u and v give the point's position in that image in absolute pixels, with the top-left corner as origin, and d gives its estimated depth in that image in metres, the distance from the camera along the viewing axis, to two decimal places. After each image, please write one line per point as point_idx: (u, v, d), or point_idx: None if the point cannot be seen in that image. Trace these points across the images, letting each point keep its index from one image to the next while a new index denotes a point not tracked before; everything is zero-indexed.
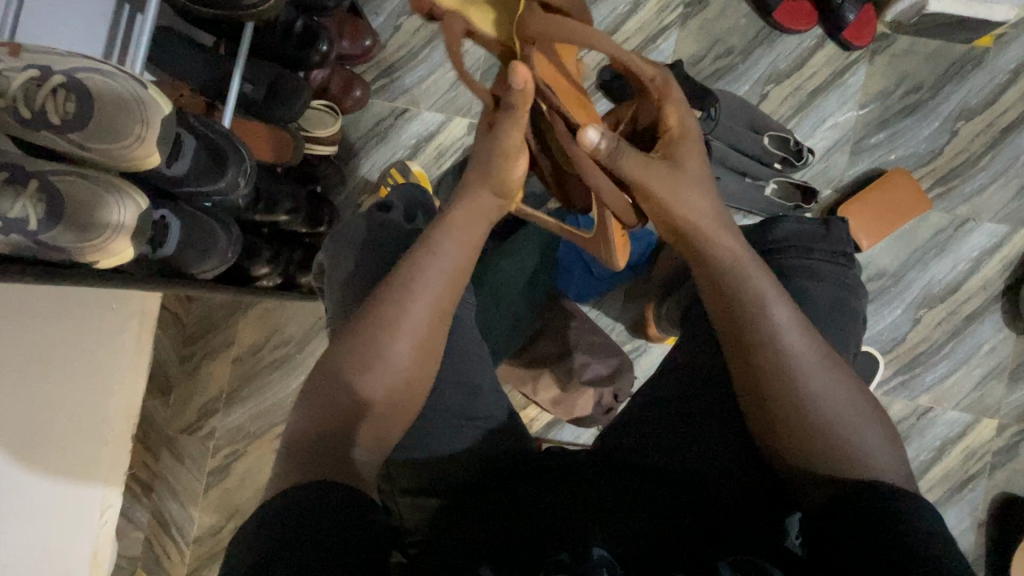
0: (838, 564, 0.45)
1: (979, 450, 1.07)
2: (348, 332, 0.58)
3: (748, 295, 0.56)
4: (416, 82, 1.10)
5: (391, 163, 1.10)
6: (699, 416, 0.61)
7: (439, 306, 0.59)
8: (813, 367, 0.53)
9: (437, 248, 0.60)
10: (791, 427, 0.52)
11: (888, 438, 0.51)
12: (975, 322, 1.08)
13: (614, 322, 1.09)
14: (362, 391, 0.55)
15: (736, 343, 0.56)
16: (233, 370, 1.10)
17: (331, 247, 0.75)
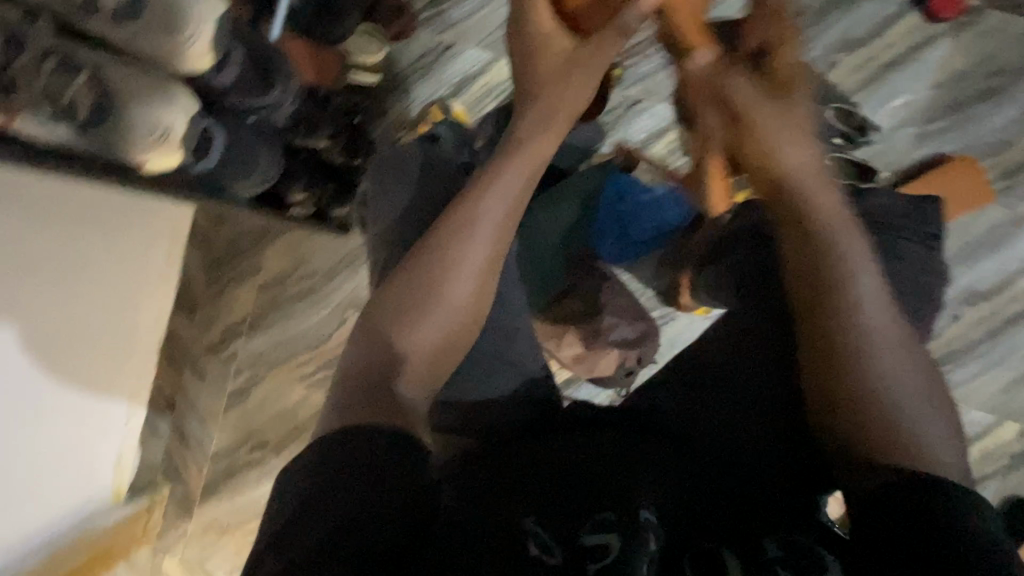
0: (881, 547, 0.45)
1: (996, 453, 1.05)
2: (405, 270, 0.57)
3: (836, 260, 0.55)
4: (465, 17, 1.05)
5: (432, 100, 1.05)
6: (746, 388, 0.60)
7: (498, 242, 0.58)
8: (888, 345, 0.52)
9: (496, 187, 0.58)
10: (854, 401, 0.51)
11: (954, 436, 0.50)
12: (1016, 325, 1.05)
13: (645, 288, 1.07)
14: (420, 331, 0.55)
15: (810, 310, 0.55)
16: (259, 296, 1.11)
17: (378, 177, 0.73)
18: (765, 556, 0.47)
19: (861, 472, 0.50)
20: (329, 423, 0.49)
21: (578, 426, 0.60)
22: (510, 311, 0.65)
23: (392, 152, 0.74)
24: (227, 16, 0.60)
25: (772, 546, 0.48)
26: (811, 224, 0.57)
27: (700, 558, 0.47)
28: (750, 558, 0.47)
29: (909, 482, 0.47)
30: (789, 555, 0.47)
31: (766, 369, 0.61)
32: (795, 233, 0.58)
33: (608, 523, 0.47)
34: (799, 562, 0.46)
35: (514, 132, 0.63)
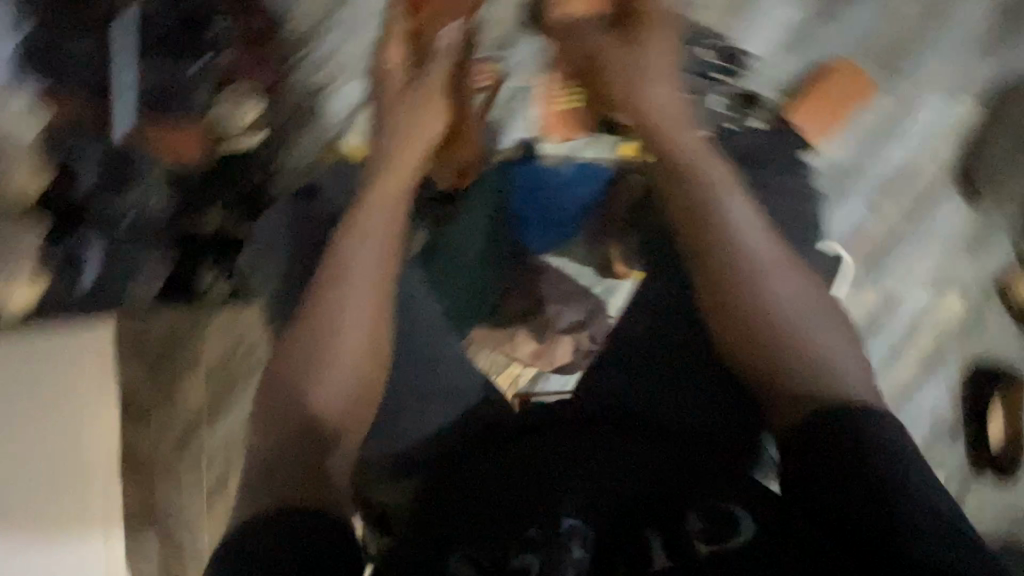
0: (804, 485, 0.55)
1: (948, 326, 1.11)
2: (291, 342, 0.65)
3: (712, 213, 0.66)
4: (332, 52, 1.03)
5: (322, 143, 1.02)
6: (677, 354, 0.68)
7: (374, 303, 0.66)
8: (773, 282, 0.62)
9: (353, 255, 0.68)
10: (754, 337, 0.62)
11: (843, 332, 0.61)
12: (933, 202, 1.09)
13: (581, 267, 1.06)
14: (319, 391, 0.63)
15: (700, 259, 0.65)
16: (209, 384, 1.06)
17: (262, 247, 0.80)
18: (687, 531, 0.55)
19: (778, 400, 0.60)
20: (253, 496, 0.57)
21: (532, 429, 0.66)
22: (415, 342, 0.70)
23: (270, 221, 0.80)
24: None
25: (693, 517, 0.56)
26: (691, 173, 0.69)
27: (632, 547, 0.55)
28: (673, 538, 0.55)
29: (816, 418, 0.56)
30: (709, 526, 0.55)
31: (681, 342, 0.68)
32: (677, 193, 0.69)
33: (535, 540, 0.55)
34: (718, 530, 0.54)
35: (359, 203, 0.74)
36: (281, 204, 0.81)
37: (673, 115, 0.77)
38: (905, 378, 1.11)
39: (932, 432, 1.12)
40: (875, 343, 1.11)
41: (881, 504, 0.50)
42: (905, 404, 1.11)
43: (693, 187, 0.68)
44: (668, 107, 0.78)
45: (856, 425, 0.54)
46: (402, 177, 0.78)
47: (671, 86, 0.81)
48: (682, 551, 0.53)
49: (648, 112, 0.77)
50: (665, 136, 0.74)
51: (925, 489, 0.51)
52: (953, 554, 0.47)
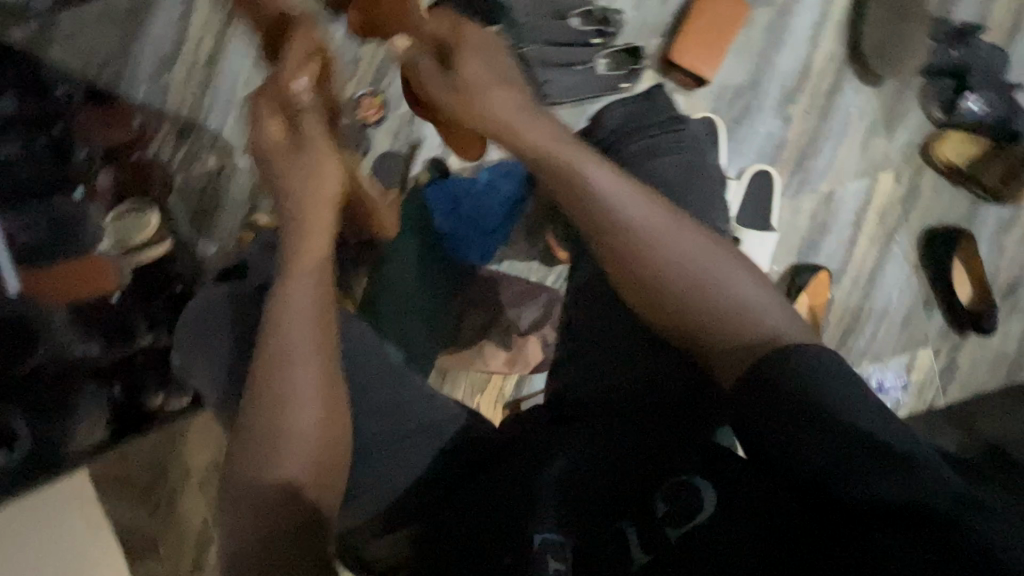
0: (764, 451, 0.44)
1: (889, 205, 1.13)
2: (242, 424, 0.51)
3: (570, 174, 0.53)
4: (217, 134, 1.01)
5: (239, 224, 1.02)
6: (611, 334, 0.59)
7: (326, 359, 0.53)
8: (664, 232, 0.51)
9: (294, 307, 0.54)
10: (662, 298, 0.51)
11: (758, 279, 0.51)
12: (837, 93, 1.11)
13: (529, 263, 1.06)
14: (282, 474, 0.49)
15: (596, 238, 0.53)
16: (206, 498, 0.94)
17: (186, 344, 0.63)
18: (654, 520, 0.46)
19: (714, 366, 0.49)
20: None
21: (501, 455, 0.57)
22: (380, 391, 0.60)
23: (196, 307, 0.64)
24: None
25: (658, 503, 0.47)
26: (537, 158, 0.55)
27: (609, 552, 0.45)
28: (645, 533, 0.45)
29: (751, 369, 0.46)
30: (674, 509, 0.46)
31: (617, 316, 0.59)
32: (547, 160, 0.54)
33: (514, 565, 0.44)
34: (683, 511, 0.46)
35: (281, 242, 0.59)
36: (213, 286, 0.66)
37: (510, 80, 0.58)
38: (864, 266, 1.13)
39: (903, 309, 1.14)
40: (828, 243, 1.12)
41: (856, 451, 0.40)
42: (871, 291, 1.13)
43: (555, 160, 0.54)
44: (487, 85, 0.57)
45: (801, 361, 0.44)
46: (319, 197, 0.61)
47: (497, 54, 0.59)
48: (654, 545, 0.44)
49: (477, 91, 0.58)
50: (485, 123, 0.57)
51: (907, 442, 0.41)
52: (947, 509, 0.36)
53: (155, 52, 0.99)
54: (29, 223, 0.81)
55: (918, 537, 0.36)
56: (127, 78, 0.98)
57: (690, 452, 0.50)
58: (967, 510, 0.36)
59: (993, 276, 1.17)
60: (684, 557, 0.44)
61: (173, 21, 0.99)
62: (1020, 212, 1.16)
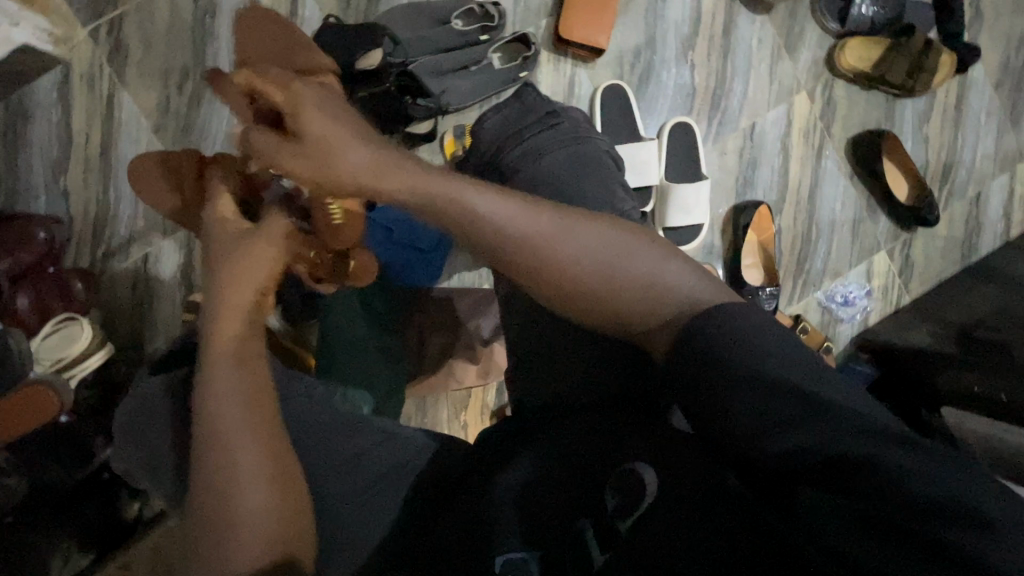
0: (698, 422, 0.44)
1: (810, 124, 1.14)
2: (191, 521, 0.48)
3: (450, 202, 0.51)
4: (131, 226, 0.98)
5: (178, 308, 0.99)
6: (545, 338, 0.60)
7: (267, 432, 0.51)
8: (561, 234, 0.50)
9: (221, 391, 0.51)
10: (577, 296, 0.50)
11: (666, 252, 0.51)
12: (733, 29, 1.11)
13: (476, 272, 1.06)
14: (238, 565, 0.46)
15: (497, 257, 0.51)
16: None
17: (122, 449, 0.60)
18: (606, 513, 0.44)
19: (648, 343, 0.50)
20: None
21: (460, 483, 0.56)
22: (335, 445, 0.58)
23: (125, 412, 0.61)
24: None
25: (608, 492, 0.45)
26: (413, 198, 0.52)
27: (570, 557, 0.43)
28: (599, 526, 0.44)
29: (675, 349, 0.46)
30: (622, 496, 0.44)
31: (547, 318, 0.60)
32: (424, 191, 0.51)
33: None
34: (632, 498, 0.44)
35: (205, 317, 0.55)
36: (139, 382, 0.63)
37: (352, 121, 0.55)
38: (802, 189, 1.14)
39: (849, 221, 1.16)
40: (762, 176, 1.12)
41: (780, 407, 0.40)
42: (814, 211, 1.15)
43: (436, 187, 0.51)
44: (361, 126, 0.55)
45: (716, 328, 0.44)
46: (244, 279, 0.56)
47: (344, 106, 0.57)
48: (610, 541, 0.42)
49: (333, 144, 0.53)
50: (340, 177, 0.52)
51: (826, 389, 0.42)
52: (865, 452, 0.37)
53: (43, 158, 0.95)
54: None
55: (846, 487, 0.37)
56: (23, 192, 0.95)
57: (634, 435, 0.49)
58: (884, 445, 0.38)
59: (925, 166, 1.19)
60: (640, 549, 0.41)
61: (54, 123, 0.96)
62: (934, 99, 1.19)
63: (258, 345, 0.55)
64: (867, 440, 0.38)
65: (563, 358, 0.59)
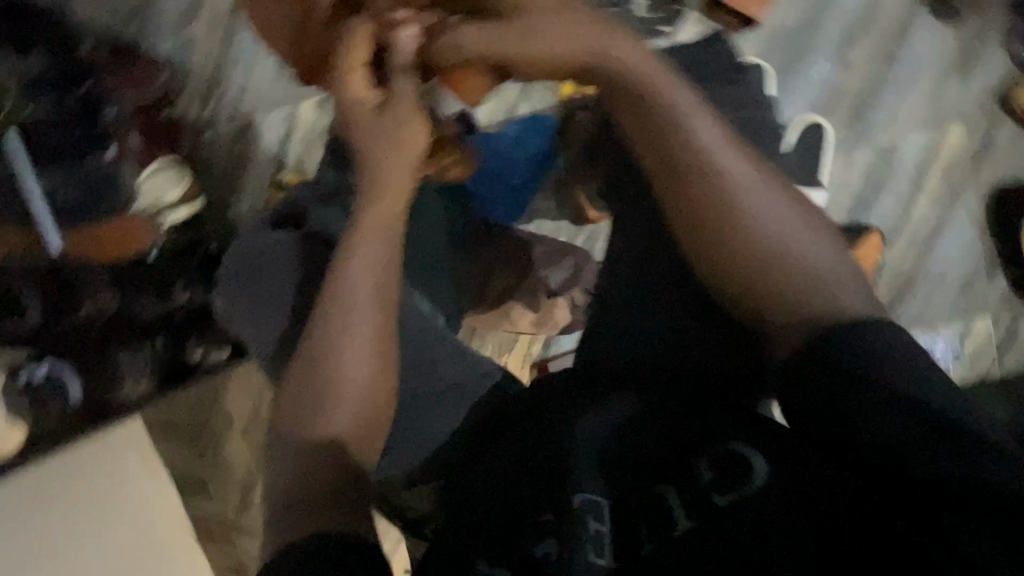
0: (819, 421, 0.42)
1: (955, 160, 1.03)
2: (298, 368, 0.56)
3: (663, 95, 0.52)
4: (242, 89, 1.00)
5: (267, 179, 1.01)
6: (645, 297, 0.58)
7: (383, 313, 0.58)
8: (750, 179, 0.49)
9: (362, 259, 0.58)
10: (727, 241, 0.49)
11: (845, 257, 0.48)
12: (905, 34, 1.00)
13: (558, 224, 1.08)
14: (329, 417, 0.54)
15: (662, 161, 0.51)
16: (246, 442, 1.13)
17: (231, 293, 0.71)
18: (699, 485, 0.46)
19: (780, 330, 0.46)
20: (287, 538, 0.49)
21: (529, 415, 0.57)
22: (419, 348, 0.62)
23: (242, 253, 0.72)
24: None
25: (704, 467, 0.47)
26: None
27: (644, 512, 0.46)
28: (688, 492, 0.46)
29: (814, 345, 0.43)
30: (719, 473, 0.46)
31: (655, 265, 0.58)
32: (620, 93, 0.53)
33: (550, 525, 0.47)
34: (729, 477, 0.45)
35: (358, 189, 0.61)
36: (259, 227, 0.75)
37: (567, 17, 0.54)
38: (923, 228, 1.04)
39: (962, 275, 1.06)
40: (884, 201, 1.03)
41: (914, 435, 0.38)
42: (928, 253, 1.05)
43: (634, 96, 0.53)
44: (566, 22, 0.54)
45: (873, 334, 0.42)
46: (393, 153, 0.59)
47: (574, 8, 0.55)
48: (698, 511, 0.45)
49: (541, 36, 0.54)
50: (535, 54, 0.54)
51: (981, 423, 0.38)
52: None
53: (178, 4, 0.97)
54: (56, 184, 0.73)
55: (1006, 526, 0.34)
56: (152, 32, 0.97)
57: (732, 417, 0.50)
58: None
59: None
60: (732, 526, 0.43)
61: None
62: None
63: (398, 230, 0.61)
64: (1021, 483, 0.35)
65: (663, 332, 0.57)
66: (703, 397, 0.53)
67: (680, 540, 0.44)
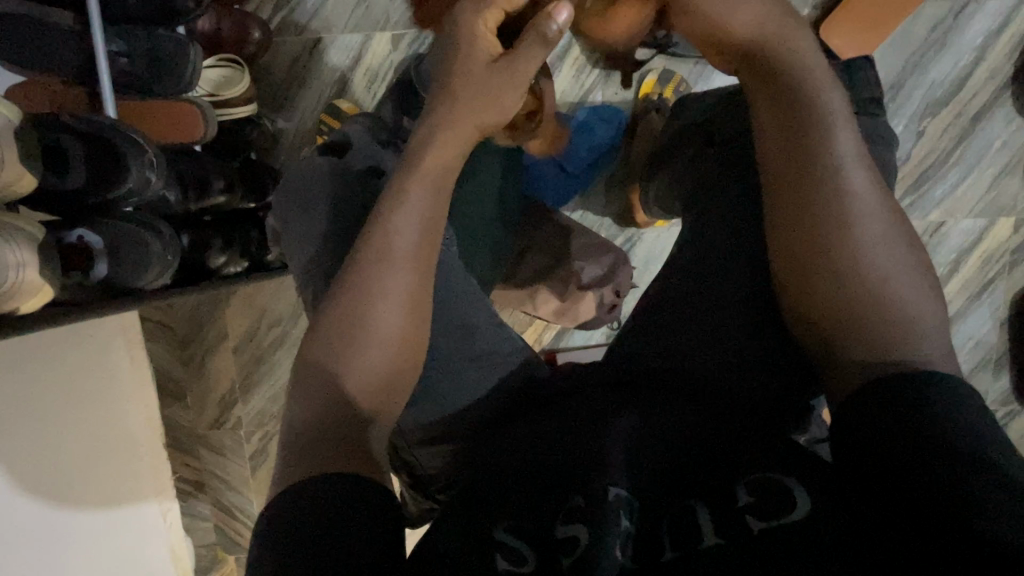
0: (879, 462, 0.44)
1: (995, 253, 1.04)
2: (331, 307, 0.55)
3: (814, 108, 0.53)
4: (320, 3, 0.95)
5: (323, 102, 0.98)
6: (716, 309, 0.60)
7: (422, 268, 0.57)
8: (871, 212, 0.50)
9: (407, 207, 0.57)
10: (831, 265, 0.50)
11: (939, 312, 0.49)
12: (985, 118, 1.00)
13: (601, 218, 1.05)
14: (354, 365, 0.53)
15: (786, 172, 0.53)
16: (236, 360, 1.10)
17: (286, 211, 0.70)
18: (735, 508, 0.45)
19: (851, 363, 0.50)
20: (288, 475, 0.47)
21: (570, 397, 0.58)
22: (459, 308, 0.65)
23: (297, 174, 0.71)
24: (42, 121, 0.60)
25: (741, 491, 0.46)
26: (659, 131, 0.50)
27: (672, 519, 0.46)
28: (721, 509, 0.46)
29: (893, 380, 0.46)
30: (759, 499, 0.45)
31: (731, 280, 0.61)
32: (768, 97, 0.55)
33: (581, 510, 0.46)
34: (771, 506, 0.45)
35: (428, 137, 0.60)
36: (318, 156, 0.73)
37: None
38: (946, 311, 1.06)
39: (969, 365, 1.08)
40: None
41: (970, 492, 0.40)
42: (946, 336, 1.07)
43: (788, 102, 0.54)
44: None
45: (950, 395, 0.44)
46: (475, 111, 0.60)
47: None
48: (729, 531, 0.44)
49: None
50: None
51: None
52: None
53: None
54: (127, 47, 0.71)
55: None
56: None
57: (776, 449, 0.50)
58: None
59: None
60: (764, 553, 0.42)
61: None
62: None
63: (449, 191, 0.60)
64: None
65: (725, 346, 0.59)
66: (753, 426, 0.54)
67: (703, 554, 0.43)
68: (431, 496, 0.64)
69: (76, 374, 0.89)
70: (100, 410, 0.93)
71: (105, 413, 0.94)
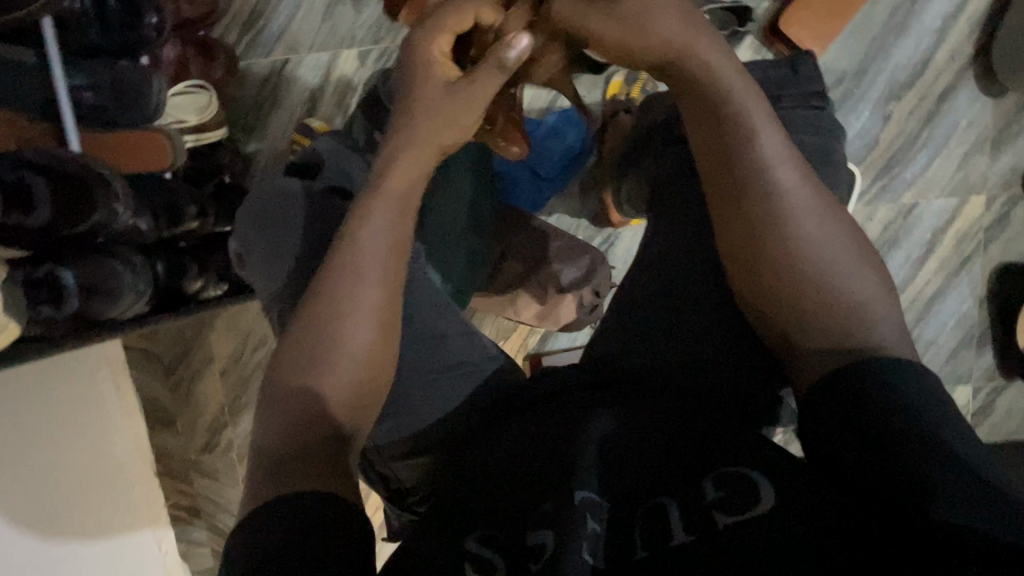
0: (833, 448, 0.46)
1: (970, 231, 1.05)
2: (301, 325, 0.56)
3: (733, 111, 0.55)
4: (284, 25, 0.96)
5: (294, 122, 0.98)
6: (677, 309, 0.61)
7: (389, 282, 0.57)
8: (803, 205, 0.52)
9: (369, 224, 0.58)
10: (771, 262, 0.52)
11: (885, 293, 0.51)
12: (949, 99, 1.01)
13: (577, 221, 1.05)
14: (324, 382, 0.54)
15: (719, 176, 0.55)
16: (224, 383, 1.10)
17: (248, 233, 0.69)
18: (702, 504, 0.46)
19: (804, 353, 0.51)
20: (262, 495, 0.48)
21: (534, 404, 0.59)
22: (430, 319, 0.65)
23: (265, 193, 0.71)
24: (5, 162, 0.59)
25: (708, 486, 0.47)
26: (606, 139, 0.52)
27: (642, 519, 0.46)
28: (688, 505, 0.46)
29: (847, 368, 0.47)
30: (726, 494, 0.46)
31: (691, 279, 0.62)
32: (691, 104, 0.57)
33: (550, 514, 0.46)
34: (737, 500, 0.45)
35: (391, 152, 0.61)
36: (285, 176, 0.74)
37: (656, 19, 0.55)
38: (926, 291, 1.07)
39: (951, 343, 1.09)
40: (895, 258, 1.06)
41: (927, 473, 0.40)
42: (926, 316, 1.08)
43: (708, 107, 0.56)
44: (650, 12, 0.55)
45: (899, 377, 0.45)
46: (438, 125, 0.60)
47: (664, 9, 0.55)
48: (699, 526, 0.44)
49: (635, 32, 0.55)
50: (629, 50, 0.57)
51: (998, 480, 0.39)
52: None
53: None
54: (90, 81, 0.71)
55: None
56: None
57: (740, 443, 0.51)
58: None
59: None
60: (734, 548, 0.43)
61: None
62: None
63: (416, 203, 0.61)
64: None
65: (689, 342, 0.59)
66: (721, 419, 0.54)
67: (674, 551, 0.43)
68: (410, 507, 0.64)
69: (60, 408, 0.88)
70: (87, 441, 0.93)
71: (92, 444, 0.94)
